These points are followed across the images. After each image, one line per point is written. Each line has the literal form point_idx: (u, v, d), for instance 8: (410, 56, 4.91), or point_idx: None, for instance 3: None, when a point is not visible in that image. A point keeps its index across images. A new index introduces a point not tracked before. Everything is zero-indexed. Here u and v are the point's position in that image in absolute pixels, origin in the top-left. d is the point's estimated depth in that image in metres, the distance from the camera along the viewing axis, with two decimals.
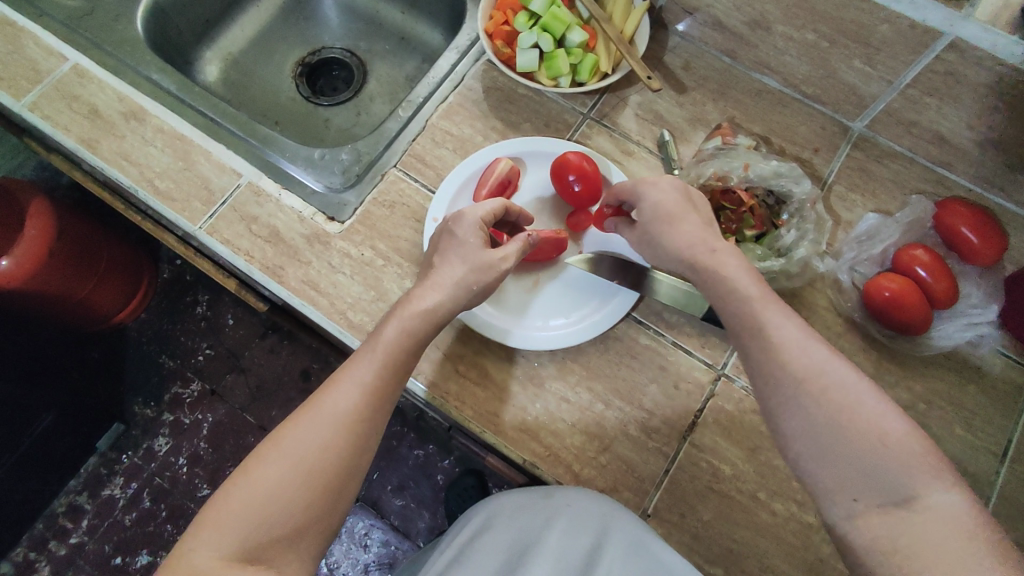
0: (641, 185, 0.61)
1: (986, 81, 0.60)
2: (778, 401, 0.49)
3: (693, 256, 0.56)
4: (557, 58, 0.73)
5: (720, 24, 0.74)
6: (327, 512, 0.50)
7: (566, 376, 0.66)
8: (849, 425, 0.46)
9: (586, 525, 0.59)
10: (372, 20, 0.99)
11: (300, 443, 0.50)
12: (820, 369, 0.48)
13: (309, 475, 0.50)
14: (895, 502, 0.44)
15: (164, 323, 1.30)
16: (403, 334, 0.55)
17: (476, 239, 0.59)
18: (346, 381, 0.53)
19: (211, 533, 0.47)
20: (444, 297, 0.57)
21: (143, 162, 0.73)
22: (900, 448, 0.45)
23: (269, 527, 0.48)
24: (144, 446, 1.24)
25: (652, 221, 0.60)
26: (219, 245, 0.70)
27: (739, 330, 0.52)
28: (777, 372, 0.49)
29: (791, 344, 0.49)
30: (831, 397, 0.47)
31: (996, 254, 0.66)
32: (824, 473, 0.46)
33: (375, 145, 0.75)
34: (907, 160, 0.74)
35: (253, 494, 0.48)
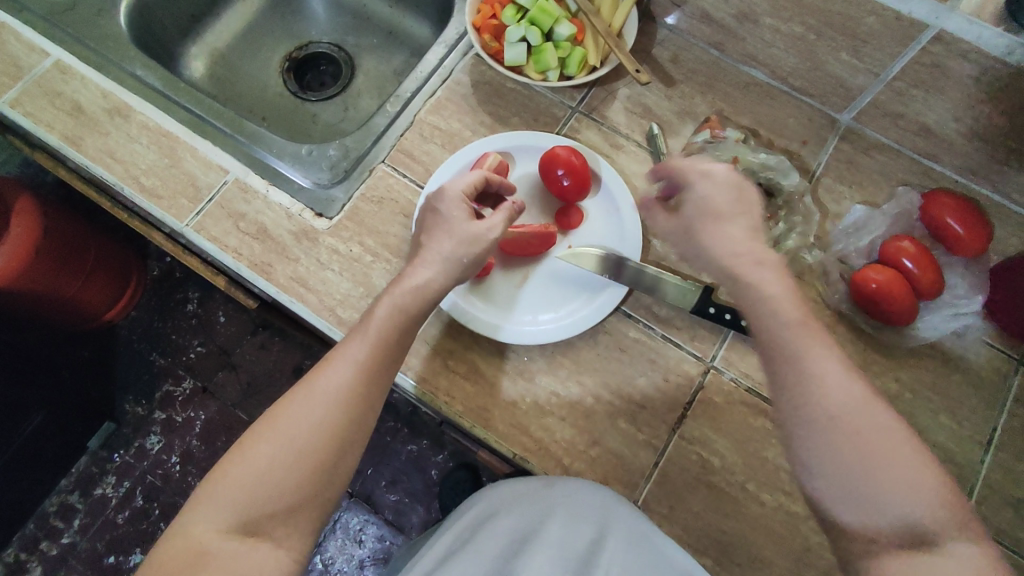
0: (699, 172, 0.57)
1: (971, 73, 0.60)
2: (810, 433, 0.47)
3: (735, 266, 0.53)
4: (545, 52, 0.73)
5: (708, 17, 0.74)
6: (322, 491, 0.50)
7: (556, 370, 0.66)
8: (882, 471, 0.45)
9: (587, 515, 0.59)
10: (360, 14, 0.98)
11: (293, 421, 0.50)
12: (856, 408, 0.46)
13: (303, 453, 0.49)
14: (919, 545, 0.44)
15: (154, 321, 1.29)
16: (395, 312, 0.55)
17: (460, 214, 0.59)
18: (339, 359, 0.53)
19: (209, 507, 0.47)
20: (435, 274, 0.57)
21: (129, 160, 0.72)
22: (927, 493, 0.45)
23: (265, 502, 0.48)
24: (136, 444, 1.23)
25: (698, 210, 0.56)
26: (207, 242, 0.70)
27: (771, 354, 0.50)
28: (813, 404, 0.47)
29: (834, 376, 0.47)
30: (868, 441, 0.45)
31: (981, 245, 0.67)
32: (848, 510, 0.46)
33: (362, 141, 0.75)
34: (894, 152, 0.74)
35: (249, 470, 0.48)
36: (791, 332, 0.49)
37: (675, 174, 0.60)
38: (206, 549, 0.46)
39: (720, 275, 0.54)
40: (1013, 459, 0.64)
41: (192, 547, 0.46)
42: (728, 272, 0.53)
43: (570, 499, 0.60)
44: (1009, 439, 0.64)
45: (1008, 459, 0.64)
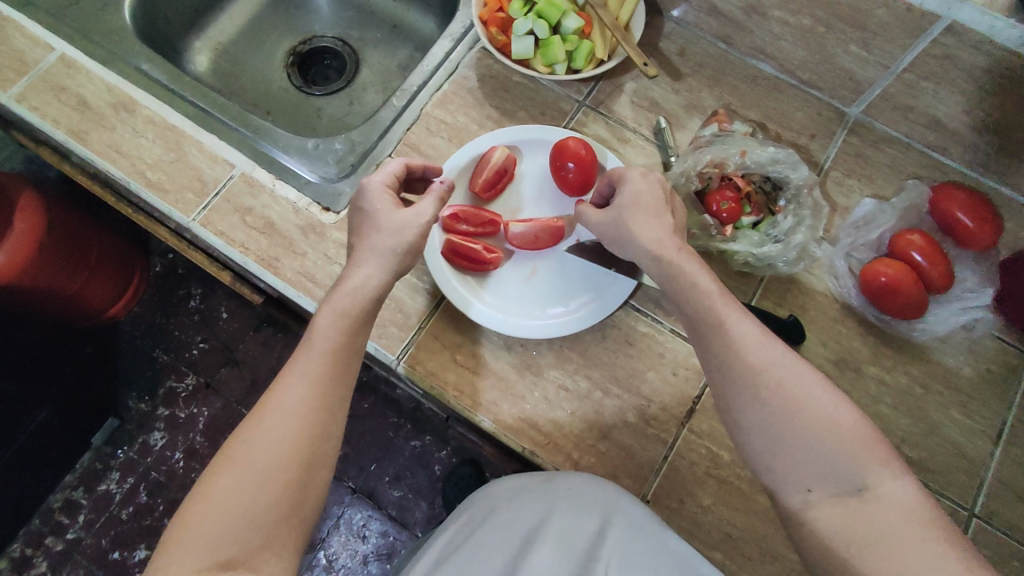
0: (629, 173, 0.60)
1: (983, 65, 0.60)
2: (738, 397, 0.49)
3: (660, 252, 0.55)
4: (553, 45, 0.72)
5: (716, 9, 0.73)
6: (297, 507, 0.48)
7: (564, 364, 0.66)
8: (801, 417, 0.47)
9: (589, 506, 0.58)
10: (364, 8, 0.98)
11: (254, 445, 0.48)
12: (773, 362, 0.49)
13: (270, 473, 0.47)
14: (848, 492, 0.45)
15: (157, 317, 1.29)
16: (339, 323, 0.54)
17: (385, 207, 0.58)
18: (290, 377, 0.51)
19: (176, 552, 0.44)
20: (372, 271, 0.56)
21: (134, 154, 0.72)
22: (851, 438, 0.46)
23: (239, 532, 0.45)
24: (139, 441, 1.23)
25: (631, 202, 0.58)
26: (213, 237, 0.69)
27: (698, 328, 0.53)
28: (734, 364, 0.50)
29: (747, 332, 0.51)
30: (785, 392, 0.48)
31: (991, 238, 0.67)
32: (778, 463, 0.48)
33: (369, 134, 0.75)
34: (903, 146, 0.74)
35: (216, 504, 0.46)
36: (716, 301, 0.53)
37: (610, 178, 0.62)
38: None
39: (646, 262, 0.56)
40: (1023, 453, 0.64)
41: None
42: (654, 255, 0.55)
43: (571, 490, 0.59)
44: (1019, 433, 0.64)
45: (1018, 453, 0.64)
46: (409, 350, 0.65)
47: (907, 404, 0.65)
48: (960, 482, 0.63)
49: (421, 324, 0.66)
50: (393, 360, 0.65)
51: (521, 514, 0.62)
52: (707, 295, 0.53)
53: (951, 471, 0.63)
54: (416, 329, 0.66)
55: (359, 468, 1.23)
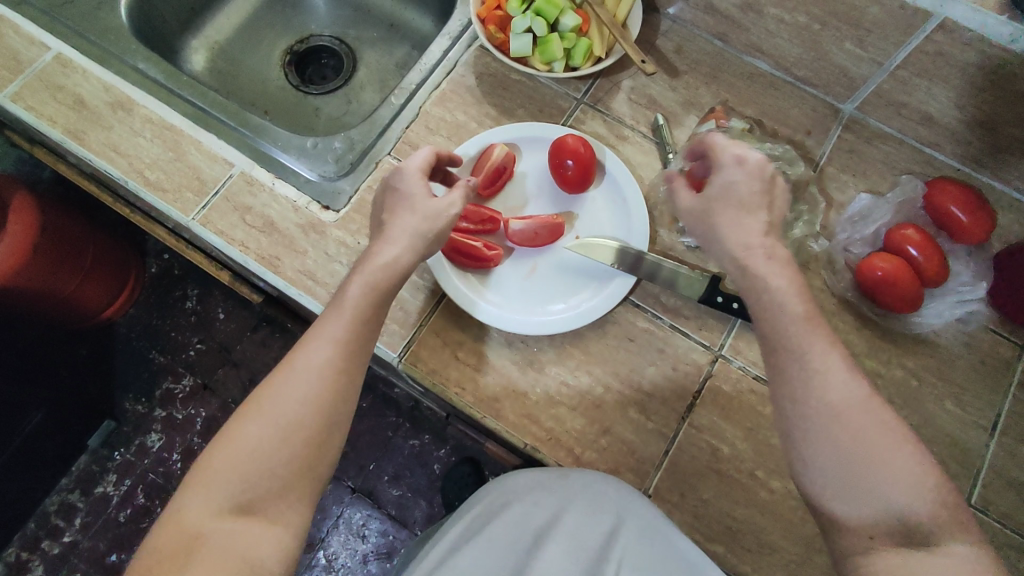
0: (728, 156, 0.55)
1: (975, 61, 0.61)
2: (808, 432, 0.47)
3: (745, 259, 0.52)
4: (551, 43, 0.72)
5: (712, 7, 0.74)
6: (314, 464, 0.49)
7: (566, 361, 0.66)
8: (879, 467, 0.45)
9: (603, 508, 0.59)
10: (361, 7, 0.98)
11: (280, 399, 0.49)
12: (858, 406, 0.47)
13: (292, 429, 0.48)
14: (915, 544, 0.45)
15: (153, 318, 1.28)
16: (368, 288, 0.53)
17: (417, 189, 0.58)
18: (318, 339, 0.51)
19: (198, 489, 0.46)
20: (404, 251, 0.55)
21: (133, 154, 0.72)
22: (926, 493, 0.45)
23: (257, 480, 0.47)
24: (136, 442, 1.23)
25: (722, 195, 0.55)
26: (213, 236, 0.69)
27: (775, 350, 0.50)
28: (814, 398, 0.47)
29: (835, 370, 0.48)
30: (865, 437, 0.46)
31: (985, 232, 0.67)
32: (842, 505, 0.46)
33: (368, 133, 0.75)
34: (897, 142, 0.75)
35: (236, 449, 0.47)
36: (798, 327, 0.49)
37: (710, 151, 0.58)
38: (201, 533, 0.45)
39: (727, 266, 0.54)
40: (1017, 444, 0.64)
41: (189, 530, 0.45)
42: (738, 264, 0.53)
43: (583, 492, 0.59)
44: (1013, 425, 0.65)
45: (1012, 444, 0.64)
46: (411, 347, 0.66)
47: (904, 397, 0.66)
48: (956, 474, 0.64)
49: (421, 321, 0.66)
50: (394, 358, 0.66)
51: (532, 509, 0.63)
52: (789, 320, 0.50)
53: (947, 463, 0.64)
54: (417, 326, 0.66)
55: (358, 468, 1.23)
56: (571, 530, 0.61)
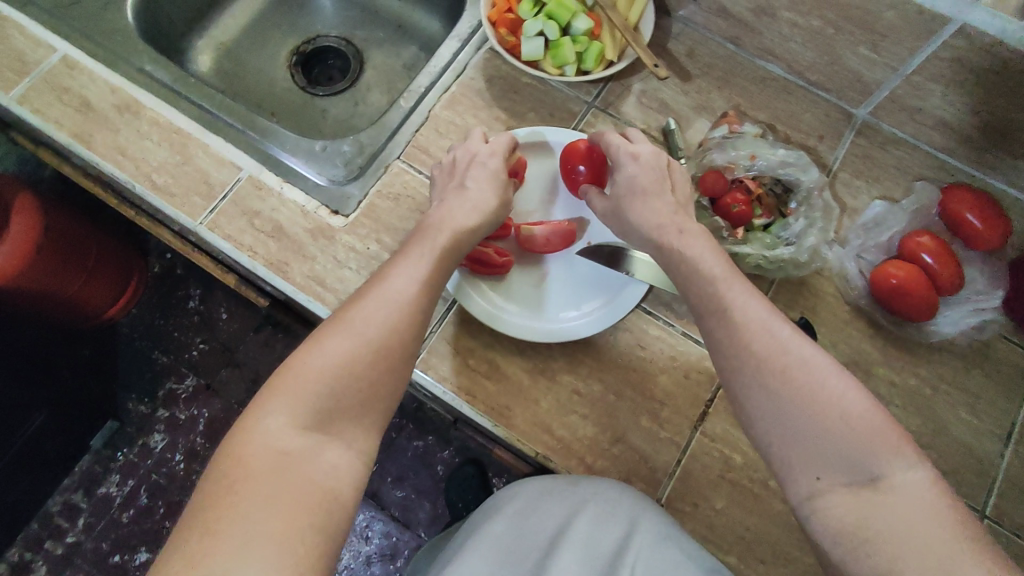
0: (620, 154, 0.65)
1: (993, 68, 0.60)
2: (744, 382, 0.50)
3: (661, 236, 0.59)
4: (563, 47, 0.72)
5: (725, 11, 0.73)
6: (390, 392, 0.51)
7: (578, 368, 0.65)
8: (810, 403, 0.47)
9: (617, 515, 0.58)
10: (368, 7, 0.97)
11: (367, 321, 0.51)
12: (780, 346, 0.49)
13: (378, 352, 0.50)
14: (861, 482, 0.45)
15: (156, 318, 1.27)
16: (455, 237, 0.59)
17: (498, 164, 0.66)
18: (403, 274, 0.55)
19: (282, 403, 0.46)
20: (481, 219, 0.62)
21: (140, 157, 0.71)
22: (864, 426, 0.46)
23: (339, 401, 0.48)
24: (140, 443, 1.22)
25: (627, 189, 0.63)
26: (221, 241, 0.69)
27: (701, 308, 0.54)
28: (738, 346, 0.50)
29: (753, 314, 0.51)
30: (793, 376, 0.48)
31: (1000, 238, 0.67)
32: (787, 451, 0.47)
33: (377, 135, 0.74)
34: (910, 147, 0.74)
35: (320, 369, 0.48)
36: (721, 283, 0.54)
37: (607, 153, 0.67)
38: (284, 446, 0.45)
39: (647, 246, 0.61)
40: None
41: (270, 440, 0.45)
42: (656, 241, 0.60)
43: (597, 498, 0.59)
44: None
45: None
46: (422, 354, 0.65)
47: (918, 405, 0.65)
48: (970, 483, 0.63)
49: (432, 328, 0.66)
50: None
51: (543, 516, 0.62)
52: (712, 278, 0.54)
53: (962, 472, 0.64)
54: (427, 333, 0.66)
55: None
56: (582, 538, 0.60)
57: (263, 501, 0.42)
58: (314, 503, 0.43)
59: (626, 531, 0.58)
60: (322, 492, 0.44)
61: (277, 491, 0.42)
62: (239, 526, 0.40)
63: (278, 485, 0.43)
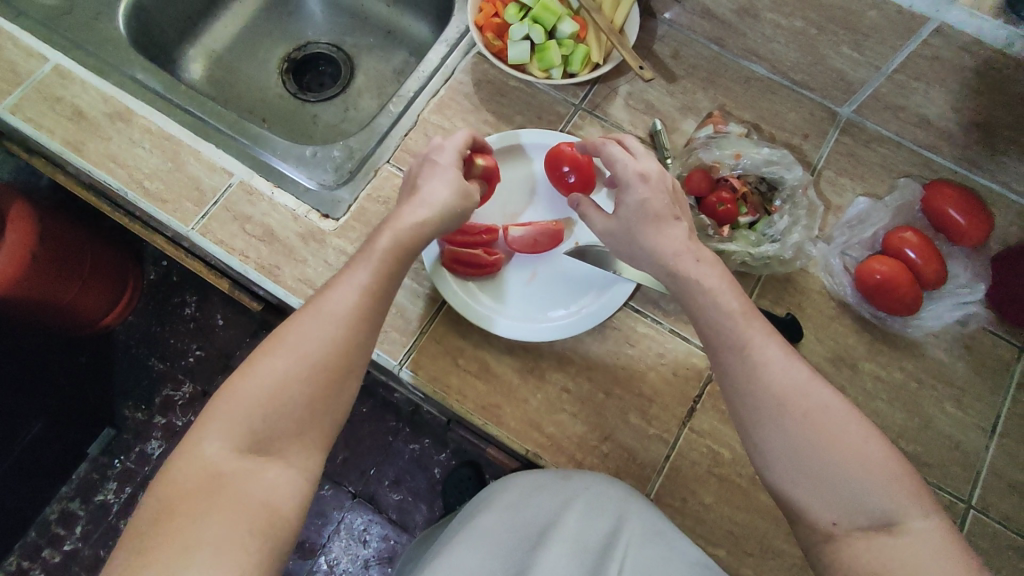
0: (628, 173, 0.61)
1: (972, 65, 0.62)
2: (760, 423, 0.50)
3: (675, 263, 0.58)
4: (549, 50, 0.73)
5: (709, 13, 0.74)
6: (330, 409, 0.51)
7: (566, 366, 0.66)
8: (829, 450, 0.48)
9: (607, 508, 0.59)
10: (358, 14, 0.98)
11: (304, 338, 0.51)
12: (798, 388, 0.50)
13: (315, 369, 0.50)
14: (875, 526, 0.46)
15: (152, 325, 1.28)
16: (397, 236, 0.56)
17: (451, 159, 0.63)
18: (346, 283, 0.53)
19: (216, 429, 0.47)
20: (433, 213, 0.58)
21: (132, 165, 0.72)
22: (880, 471, 0.47)
23: (274, 423, 0.49)
24: (137, 450, 1.23)
25: (636, 213, 0.60)
26: (213, 246, 0.69)
27: (716, 343, 0.54)
28: (757, 387, 0.51)
29: (773, 354, 0.52)
30: (812, 422, 0.49)
31: (983, 234, 0.69)
32: (802, 491, 0.49)
33: (366, 141, 0.75)
34: (894, 145, 0.75)
35: (254, 390, 0.49)
36: (741, 322, 0.54)
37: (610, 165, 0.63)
38: (221, 470, 0.46)
39: (658, 272, 0.60)
40: (1017, 445, 0.65)
41: (207, 464, 0.46)
42: (669, 267, 0.58)
43: (588, 490, 0.60)
44: (1013, 426, 0.65)
45: (1011, 446, 0.65)
46: (411, 354, 0.66)
47: (904, 398, 0.66)
48: (956, 475, 0.64)
49: (422, 328, 0.67)
50: (395, 365, 0.66)
51: (532, 512, 0.62)
52: (731, 315, 0.54)
53: (948, 465, 0.64)
54: (417, 334, 0.66)
55: (359, 473, 1.23)
56: (572, 530, 0.60)
57: (200, 521, 0.43)
58: (251, 520, 0.45)
59: (617, 524, 0.58)
60: (259, 509, 0.46)
61: (214, 511, 0.44)
62: (174, 545, 0.42)
63: (215, 504, 0.44)
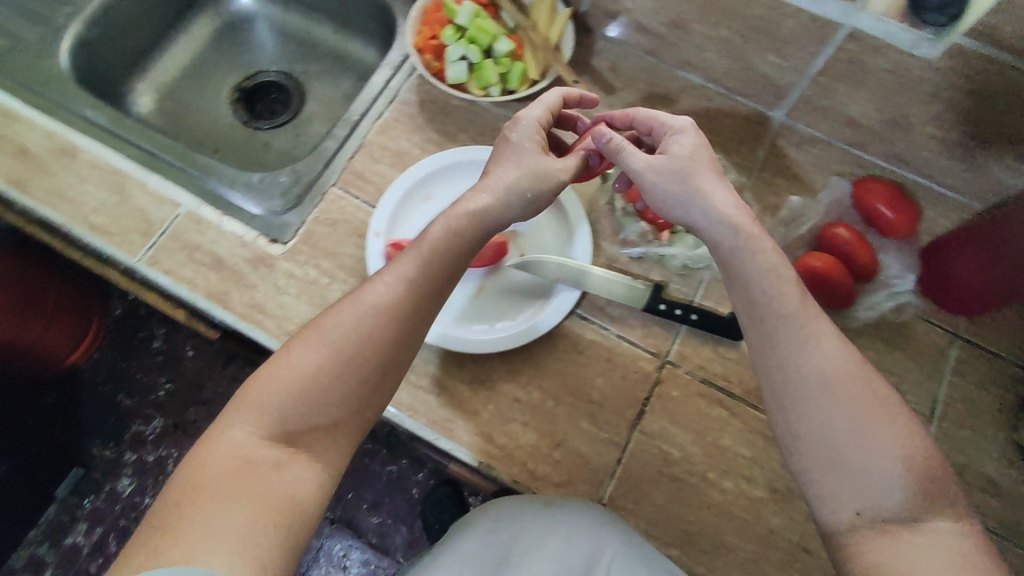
0: (678, 119, 0.61)
1: (886, 67, 0.65)
2: (805, 402, 0.50)
3: (737, 219, 0.55)
4: (485, 68, 0.76)
5: (642, 26, 0.77)
6: (364, 405, 0.53)
7: (516, 376, 0.67)
8: (868, 438, 0.48)
9: (589, 536, 0.61)
10: (307, 42, 1.00)
11: (345, 328, 0.52)
12: (849, 373, 0.50)
13: (352, 362, 0.52)
14: (898, 518, 0.47)
15: (119, 361, 1.27)
16: (451, 225, 0.56)
17: (531, 139, 0.61)
18: (389, 276, 0.54)
19: (248, 413, 0.49)
20: (494, 201, 0.58)
21: (78, 199, 0.72)
22: (910, 465, 0.48)
23: (306, 413, 0.50)
24: (107, 488, 1.21)
25: (693, 167, 0.58)
26: (161, 276, 0.70)
27: (764, 314, 0.52)
28: (805, 367, 0.50)
29: (826, 342, 0.51)
30: (857, 409, 0.49)
31: (910, 226, 0.72)
32: (831, 479, 0.49)
33: (313, 164, 0.76)
34: (826, 145, 0.78)
35: (287, 378, 0.50)
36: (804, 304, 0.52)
37: (649, 127, 0.64)
38: (250, 457, 0.48)
39: (719, 229, 0.55)
40: (956, 428, 0.67)
41: (234, 448, 0.48)
42: (730, 226, 0.54)
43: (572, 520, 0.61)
44: (951, 410, 0.67)
45: (951, 429, 0.67)
46: None
47: None
48: None
49: None
50: None
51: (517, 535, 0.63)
52: (791, 293, 0.52)
53: None
54: None
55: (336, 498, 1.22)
56: (557, 553, 0.63)
57: (224, 505, 0.45)
58: (273, 509, 0.46)
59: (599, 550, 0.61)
60: (282, 500, 0.47)
61: (238, 496, 0.46)
62: (198, 529, 0.44)
63: (240, 488, 0.46)
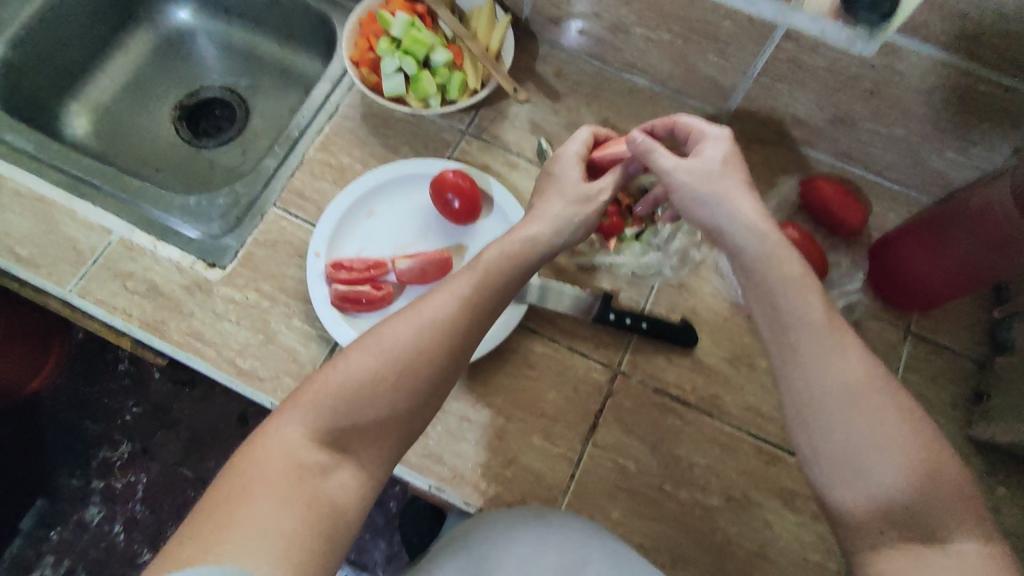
0: (715, 128, 0.58)
1: (824, 66, 0.64)
2: (826, 417, 0.47)
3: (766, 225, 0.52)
4: (422, 80, 0.73)
5: (584, 31, 0.76)
6: (411, 421, 0.50)
7: (466, 394, 0.65)
8: (897, 452, 0.45)
9: (580, 546, 0.58)
10: (250, 55, 0.97)
11: (400, 338, 0.50)
12: (871, 385, 0.47)
13: (405, 374, 0.49)
14: (922, 536, 0.45)
15: (81, 386, 1.22)
16: (503, 250, 0.56)
17: (573, 171, 0.62)
18: (445, 292, 0.53)
19: (302, 412, 0.47)
20: (544, 229, 0.58)
21: (2, 230, 0.69)
22: (929, 481, 0.45)
23: (356, 422, 0.48)
24: (73, 519, 1.17)
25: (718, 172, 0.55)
26: (93, 307, 0.67)
27: (788, 323, 0.49)
28: (823, 380, 0.47)
29: (849, 354, 0.48)
30: (883, 422, 0.46)
31: (859, 221, 0.71)
32: (856, 498, 0.46)
33: (252, 185, 0.74)
34: (775, 144, 0.77)
35: (340, 383, 0.48)
36: (821, 315, 0.49)
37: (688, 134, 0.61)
38: (299, 458, 0.45)
39: (744, 234, 0.52)
40: None
41: (283, 448, 0.45)
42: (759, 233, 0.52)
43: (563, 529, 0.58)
44: None
45: None
46: None
47: None
48: None
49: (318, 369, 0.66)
50: None
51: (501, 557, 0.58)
52: (804, 303, 0.49)
53: None
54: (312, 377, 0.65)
55: None
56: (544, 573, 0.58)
57: (275, 504, 0.42)
58: (318, 513, 0.43)
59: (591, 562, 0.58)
60: (328, 508, 0.44)
61: (289, 496, 0.43)
62: (246, 529, 0.41)
63: (290, 488, 0.43)
